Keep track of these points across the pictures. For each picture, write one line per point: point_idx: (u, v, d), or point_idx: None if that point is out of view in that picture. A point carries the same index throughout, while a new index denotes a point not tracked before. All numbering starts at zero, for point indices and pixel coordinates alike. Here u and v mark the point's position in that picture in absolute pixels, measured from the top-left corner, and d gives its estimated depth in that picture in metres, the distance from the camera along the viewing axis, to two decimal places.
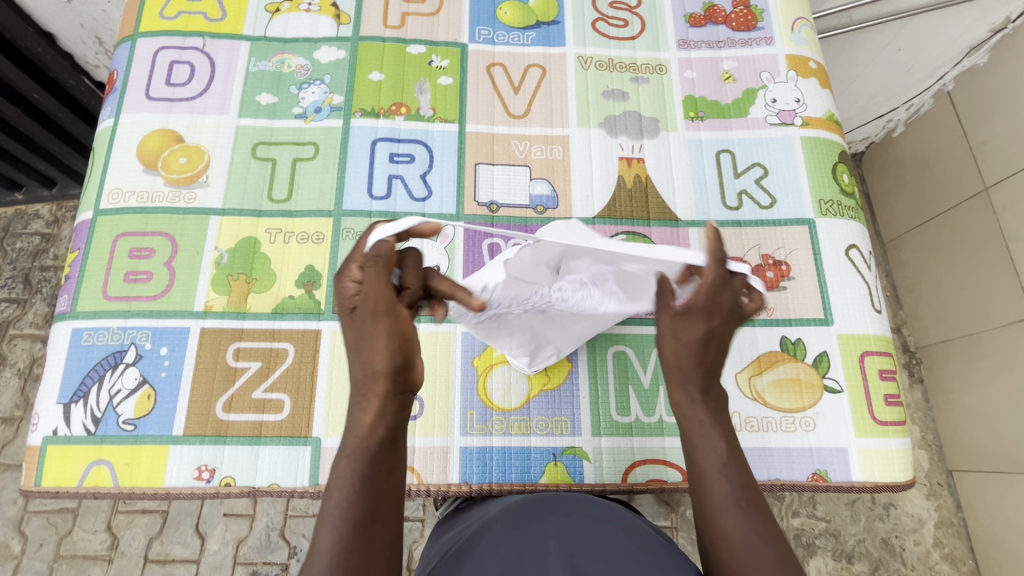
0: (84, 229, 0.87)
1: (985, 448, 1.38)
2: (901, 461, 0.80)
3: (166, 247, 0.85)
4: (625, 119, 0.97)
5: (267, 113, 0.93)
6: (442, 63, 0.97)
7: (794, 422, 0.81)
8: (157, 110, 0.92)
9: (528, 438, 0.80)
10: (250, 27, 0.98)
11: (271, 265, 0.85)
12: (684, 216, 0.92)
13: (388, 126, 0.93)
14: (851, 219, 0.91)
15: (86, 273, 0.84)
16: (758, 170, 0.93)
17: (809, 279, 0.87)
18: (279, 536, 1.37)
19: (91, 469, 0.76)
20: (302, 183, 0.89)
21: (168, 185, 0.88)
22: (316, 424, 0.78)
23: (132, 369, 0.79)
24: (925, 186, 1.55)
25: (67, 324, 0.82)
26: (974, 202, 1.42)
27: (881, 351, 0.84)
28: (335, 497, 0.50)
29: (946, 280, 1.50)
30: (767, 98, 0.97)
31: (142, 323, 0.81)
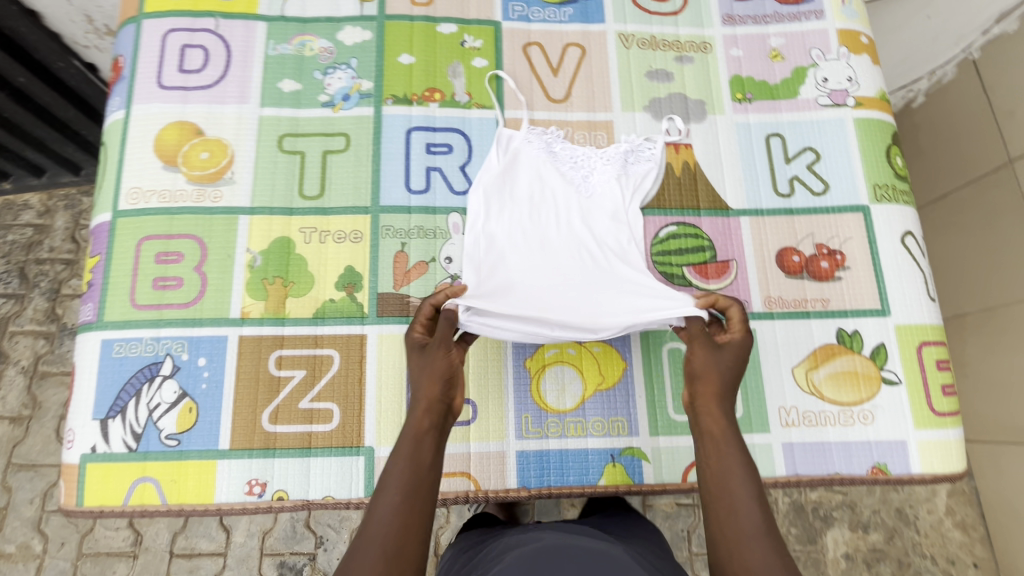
0: (104, 232, 0.81)
1: (996, 420, 1.40)
2: (959, 451, 0.80)
3: (195, 250, 0.80)
4: (671, 102, 0.92)
5: (291, 101, 0.87)
6: (476, 44, 0.91)
7: (853, 415, 0.80)
8: (172, 100, 0.85)
9: (585, 440, 0.78)
10: (266, 6, 0.90)
11: (308, 267, 0.80)
12: (735, 205, 0.88)
13: (422, 114, 0.87)
14: (906, 205, 0.88)
15: (111, 280, 0.79)
16: (810, 154, 0.90)
17: (864, 269, 0.85)
18: (304, 526, 1.36)
19: (136, 487, 0.73)
20: (334, 178, 0.84)
21: (190, 183, 0.82)
22: (368, 433, 0.75)
23: (170, 382, 0.75)
24: (945, 160, 1.52)
25: (96, 334, 0.77)
26: (993, 177, 1.39)
27: (938, 340, 0.83)
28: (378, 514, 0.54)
29: (961, 256, 1.50)
30: (818, 77, 0.93)
31: (176, 332, 0.77)
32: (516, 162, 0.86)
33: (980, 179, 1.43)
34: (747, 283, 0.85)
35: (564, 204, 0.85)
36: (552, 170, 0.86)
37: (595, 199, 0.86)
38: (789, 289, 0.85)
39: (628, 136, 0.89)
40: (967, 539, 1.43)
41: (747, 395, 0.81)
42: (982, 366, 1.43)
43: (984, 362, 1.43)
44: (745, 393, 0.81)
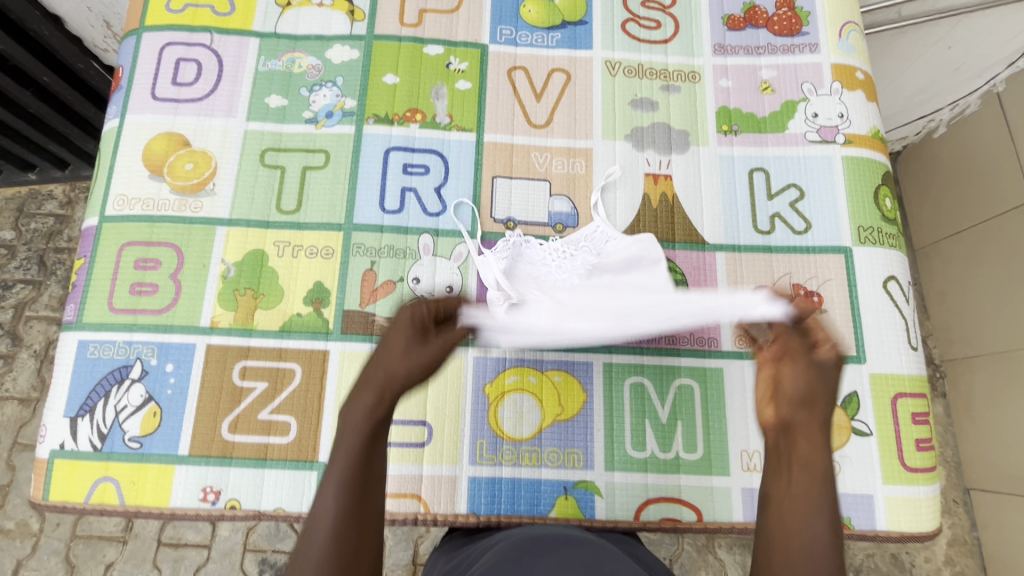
0: (90, 235, 0.84)
1: (1002, 470, 1.33)
2: (930, 510, 0.76)
3: (172, 258, 0.82)
4: (653, 132, 0.91)
5: (276, 116, 0.89)
6: (461, 66, 0.92)
7: None
8: (164, 111, 0.88)
9: (539, 470, 0.78)
10: (259, 22, 0.93)
11: (279, 280, 0.82)
12: (711, 240, 0.87)
13: (402, 134, 0.88)
14: (891, 248, 0.85)
15: (92, 281, 0.82)
16: (794, 191, 0.88)
17: (842, 313, 0.82)
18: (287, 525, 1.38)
19: (97, 485, 0.75)
20: (311, 194, 0.86)
21: (174, 193, 0.85)
22: (322, 449, 0.76)
23: (137, 386, 0.78)
24: (958, 197, 1.47)
25: (74, 335, 0.80)
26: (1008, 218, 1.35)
27: (915, 392, 0.80)
28: (320, 526, 0.51)
29: (965, 296, 1.44)
30: (808, 112, 0.90)
31: (148, 338, 0.79)
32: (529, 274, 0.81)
33: (993, 220, 1.39)
34: (718, 322, 0.83)
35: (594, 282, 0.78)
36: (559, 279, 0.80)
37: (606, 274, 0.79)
38: None
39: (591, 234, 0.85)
40: None
41: (708, 436, 0.79)
42: (988, 409, 1.36)
43: (991, 406, 1.36)
44: (707, 434, 0.79)
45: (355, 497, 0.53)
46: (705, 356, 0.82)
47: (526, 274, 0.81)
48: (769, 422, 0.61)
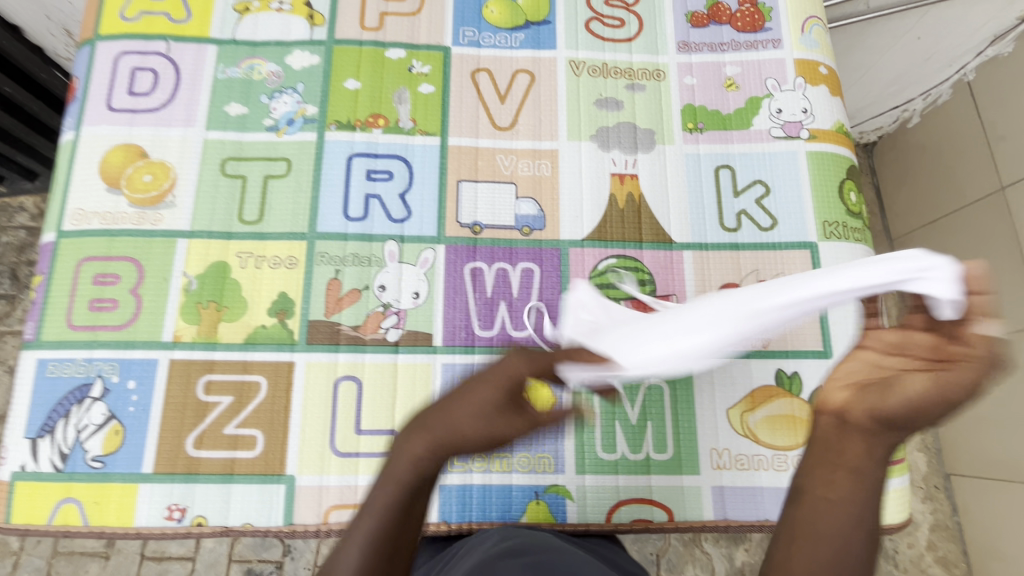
0: (48, 251, 0.83)
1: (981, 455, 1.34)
2: (898, 501, 0.77)
3: (131, 272, 0.81)
4: (619, 131, 0.90)
5: (236, 125, 0.88)
6: (423, 69, 0.91)
7: (787, 460, 0.77)
8: (120, 122, 0.86)
9: (510, 476, 0.77)
10: (217, 29, 0.91)
11: (242, 292, 0.81)
12: (678, 239, 0.86)
13: (365, 140, 0.87)
14: (856, 242, 0.85)
15: (50, 299, 0.80)
16: (759, 188, 0.88)
17: None
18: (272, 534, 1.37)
19: (60, 507, 0.74)
20: (274, 203, 0.84)
21: (132, 206, 0.83)
22: (290, 462, 0.76)
23: (99, 404, 0.76)
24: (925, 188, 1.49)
25: (33, 354, 0.79)
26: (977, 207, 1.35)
27: None
28: (361, 530, 0.49)
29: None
30: (772, 108, 0.90)
31: (109, 354, 0.78)
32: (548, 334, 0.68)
33: (964, 209, 1.39)
34: None
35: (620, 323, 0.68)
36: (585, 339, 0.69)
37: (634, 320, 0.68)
38: None
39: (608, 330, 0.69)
40: None
41: (678, 435, 0.79)
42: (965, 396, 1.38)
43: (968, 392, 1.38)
44: (677, 433, 0.79)
45: (400, 519, 0.49)
46: None
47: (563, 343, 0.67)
48: (831, 407, 0.45)
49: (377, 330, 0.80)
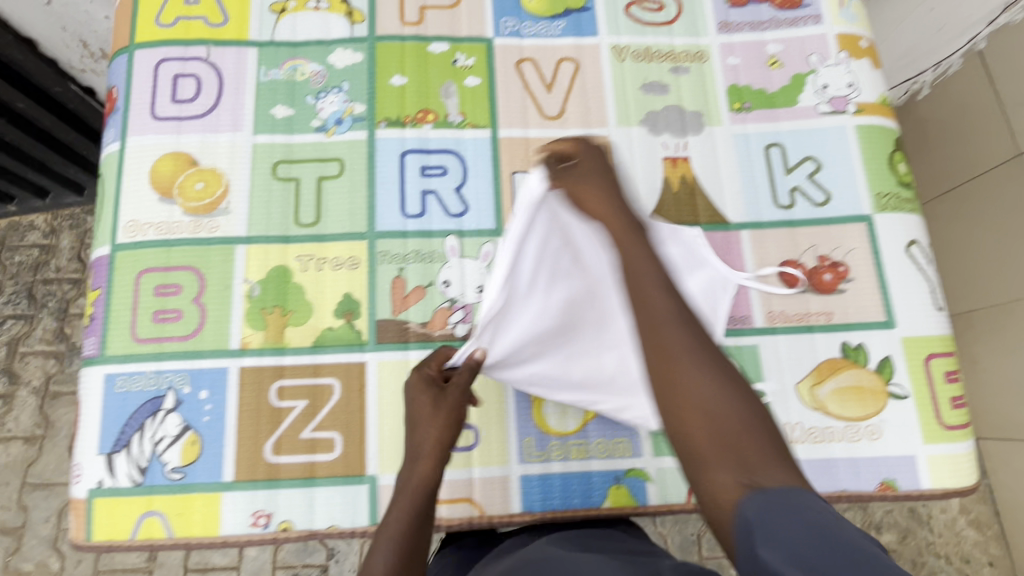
0: (103, 265, 0.82)
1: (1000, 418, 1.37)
2: (969, 465, 0.78)
3: (192, 282, 0.80)
4: (667, 115, 0.90)
5: (284, 127, 0.87)
6: (468, 62, 0.90)
7: (860, 431, 0.79)
8: (166, 130, 0.85)
9: (588, 462, 0.78)
10: (256, 31, 0.90)
11: (306, 296, 0.81)
12: (735, 219, 0.87)
13: (416, 136, 0.87)
14: (909, 212, 0.86)
15: (112, 313, 0.80)
16: (811, 164, 0.88)
17: (868, 281, 0.83)
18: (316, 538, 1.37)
19: (142, 520, 0.73)
20: (330, 204, 0.84)
21: (186, 215, 0.82)
22: (370, 462, 0.76)
23: (173, 416, 0.76)
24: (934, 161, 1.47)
25: (99, 369, 0.78)
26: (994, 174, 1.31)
27: (946, 352, 0.82)
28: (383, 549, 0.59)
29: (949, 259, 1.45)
30: (818, 84, 0.91)
31: (178, 365, 0.77)
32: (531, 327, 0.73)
33: (980, 178, 1.35)
34: (749, 299, 0.84)
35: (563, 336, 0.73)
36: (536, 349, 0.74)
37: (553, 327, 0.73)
38: (791, 304, 0.84)
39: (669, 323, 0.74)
40: (982, 538, 1.38)
41: None
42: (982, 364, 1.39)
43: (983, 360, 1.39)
44: None
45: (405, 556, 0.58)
46: (740, 335, 0.82)
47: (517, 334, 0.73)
48: None
49: (445, 326, 0.80)
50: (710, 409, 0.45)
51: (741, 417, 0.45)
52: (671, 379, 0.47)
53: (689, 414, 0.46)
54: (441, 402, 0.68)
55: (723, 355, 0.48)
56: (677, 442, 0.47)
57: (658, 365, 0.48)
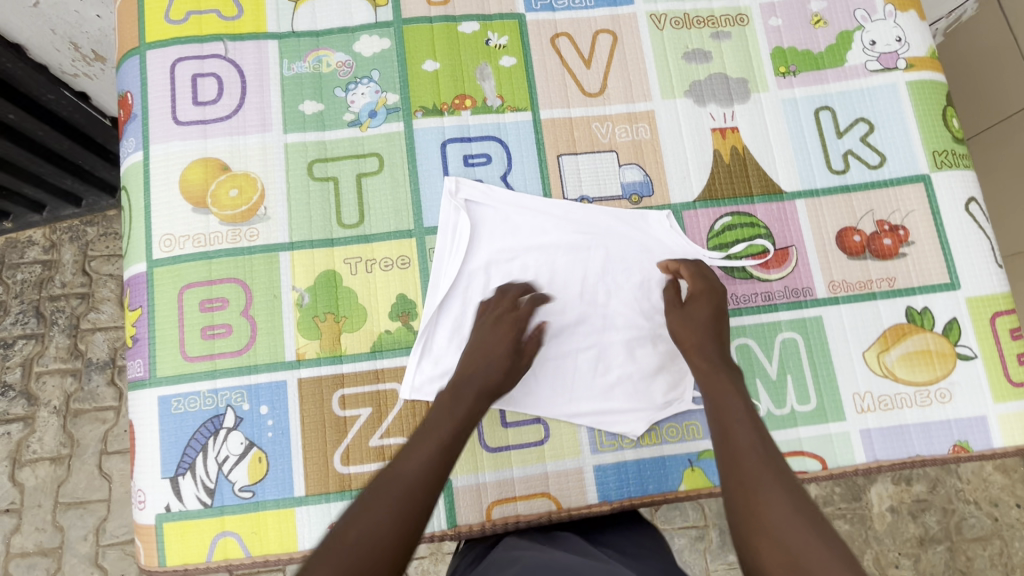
0: (142, 284, 0.78)
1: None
2: None
3: (239, 294, 0.77)
4: (712, 84, 0.87)
5: (316, 123, 0.82)
6: (501, 41, 0.86)
7: (929, 395, 0.78)
8: (192, 136, 0.80)
9: (661, 447, 0.77)
10: (274, 22, 0.84)
11: (358, 300, 0.78)
12: (789, 188, 0.84)
13: (455, 124, 0.83)
14: (966, 169, 0.85)
15: (158, 333, 0.76)
16: (863, 126, 0.85)
17: (929, 242, 0.82)
18: None
19: (216, 542, 0.72)
20: (372, 202, 0.80)
21: (223, 224, 0.78)
22: None
23: (235, 434, 0.73)
24: (962, 104, 1.34)
25: (152, 392, 0.75)
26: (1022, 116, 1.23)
27: (1011, 309, 0.81)
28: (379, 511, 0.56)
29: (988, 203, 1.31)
30: (865, 41, 0.87)
31: (233, 382, 0.75)
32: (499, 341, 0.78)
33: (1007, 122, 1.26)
34: (809, 270, 0.82)
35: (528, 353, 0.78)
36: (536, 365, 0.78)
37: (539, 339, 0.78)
38: (852, 272, 0.82)
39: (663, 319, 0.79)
40: (1009, 481, 1.35)
41: (819, 385, 0.79)
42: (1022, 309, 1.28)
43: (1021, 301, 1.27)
44: (818, 383, 0.79)
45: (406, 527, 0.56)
46: (803, 307, 0.81)
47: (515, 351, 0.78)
48: None
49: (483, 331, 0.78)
50: (789, 544, 0.52)
51: (822, 559, 0.50)
52: (744, 492, 0.57)
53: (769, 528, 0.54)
54: (497, 358, 0.71)
55: (847, 543, 0.52)
56: (746, 555, 0.54)
57: (744, 477, 0.58)
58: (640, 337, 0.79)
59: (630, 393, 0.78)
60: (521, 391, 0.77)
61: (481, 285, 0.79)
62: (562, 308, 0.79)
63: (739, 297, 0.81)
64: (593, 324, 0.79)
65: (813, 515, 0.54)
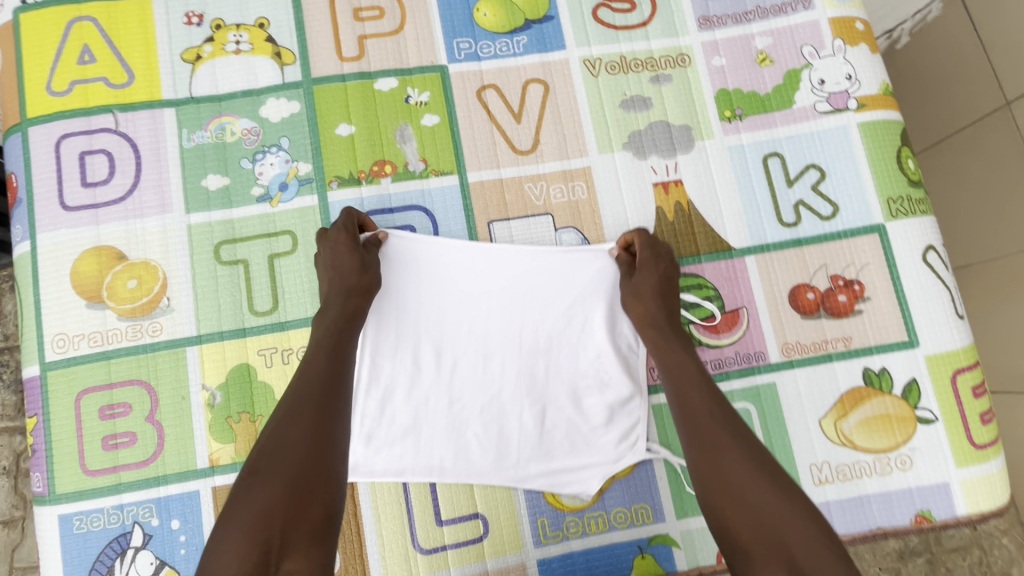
0: (36, 389, 0.71)
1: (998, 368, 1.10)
2: (1003, 482, 0.75)
3: (143, 398, 0.70)
4: (653, 134, 0.81)
5: (221, 200, 0.75)
6: (422, 97, 0.79)
7: (889, 462, 0.74)
8: (83, 222, 0.73)
9: (609, 534, 0.72)
10: (170, 88, 0.77)
11: (275, 396, 0.71)
12: (738, 244, 0.79)
13: (374, 193, 0.76)
14: (923, 215, 0.79)
15: (55, 444, 0.70)
16: (814, 172, 0.80)
17: (886, 297, 0.77)
18: None
19: None
20: (287, 286, 0.74)
21: (122, 319, 0.71)
22: (373, 570, 0.69)
23: (144, 553, 0.67)
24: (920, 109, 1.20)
25: (51, 510, 0.69)
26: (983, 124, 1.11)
27: (972, 365, 0.77)
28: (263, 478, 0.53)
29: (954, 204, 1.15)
30: (813, 80, 0.82)
31: (140, 496, 0.68)
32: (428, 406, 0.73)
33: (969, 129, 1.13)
34: (762, 333, 0.77)
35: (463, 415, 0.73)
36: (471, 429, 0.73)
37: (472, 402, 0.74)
38: (807, 332, 0.77)
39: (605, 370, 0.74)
40: None
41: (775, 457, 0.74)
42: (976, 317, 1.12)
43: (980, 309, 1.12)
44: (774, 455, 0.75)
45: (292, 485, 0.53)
46: (756, 374, 0.76)
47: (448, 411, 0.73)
48: None
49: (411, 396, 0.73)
50: (753, 505, 0.54)
51: (786, 516, 0.53)
52: (703, 458, 0.58)
53: (738, 491, 0.55)
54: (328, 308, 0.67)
55: (800, 488, 0.55)
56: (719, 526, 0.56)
57: (705, 440, 0.59)
58: (584, 397, 0.75)
59: (574, 454, 0.73)
60: (455, 458, 0.72)
61: (410, 344, 0.73)
62: (498, 363, 0.74)
63: None
64: (531, 391, 0.74)
65: (777, 473, 0.56)
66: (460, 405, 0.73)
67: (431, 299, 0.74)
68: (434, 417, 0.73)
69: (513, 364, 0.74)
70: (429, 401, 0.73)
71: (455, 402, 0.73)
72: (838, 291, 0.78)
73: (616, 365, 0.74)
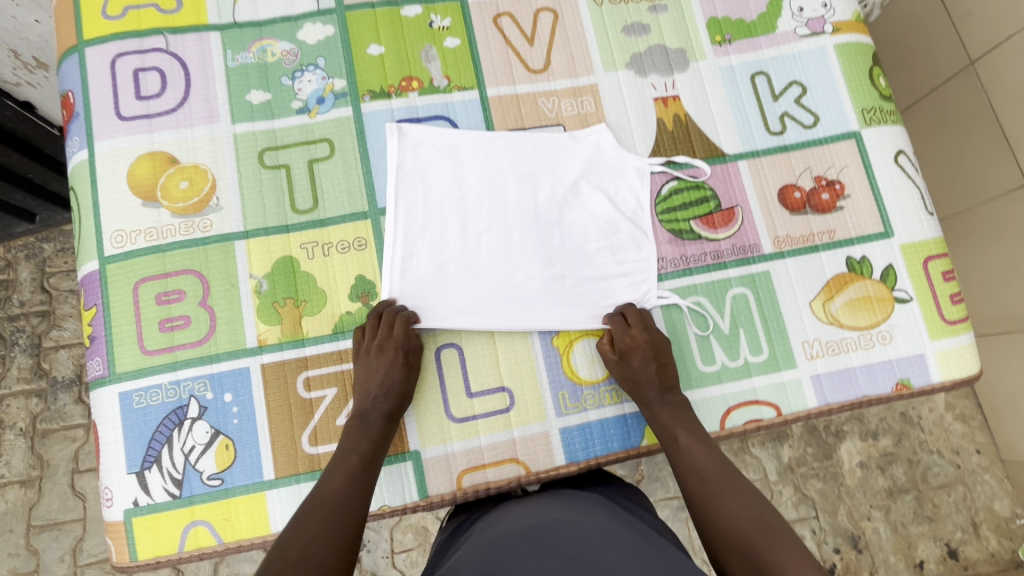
0: (95, 282, 0.77)
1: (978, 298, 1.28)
2: (973, 354, 0.83)
3: (196, 285, 0.77)
4: (652, 55, 0.90)
5: (264, 112, 0.82)
6: (444, 23, 0.87)
7: (872, 337, 0.82)
8: (137, 130, 0.80)
9: (622, 406, 0.80)
10: (214, 14, 0.84)
11: (317, 283, 0.78)
12: (731, 150, 0.88)
13: (403, 105, 0.84)
14: (893, 124, 0.89)
15: (115, 329, 0.76)
16: (797, 88, 0.89)
17: (863, 194, 0.86)
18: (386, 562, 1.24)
19: (188, 532, 0.72)
20: (326, 187, 0.81)
21: (175, 216, 0.78)
22: (411, 439, 0.76)
23: (200, 423, 0.74)
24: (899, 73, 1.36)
25: (111, 389, 0.74)
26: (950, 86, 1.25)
27: (942, 254, 0.86)
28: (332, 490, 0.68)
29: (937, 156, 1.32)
30: (793, 8, 0.92)
31: (195, 373, 0.75)
32: (448, 267, 0.80)
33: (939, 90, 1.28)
34: (754, 227, 0.85)
35: (480, 274, 0.81)
36: (488, 286, 0.80)
37: (487, 259, 0.81)
38: (795, 227, 0.85)
39: (603, 231, 0.84)
40: (969, 429, 1.38)
41: (770, 336, 0.83)
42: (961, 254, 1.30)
43: (964, 247, 1.29)
44: (769, 335, 0.83)
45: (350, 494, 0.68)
46: (750, 263, 0.84)
47: (467, 271, 0.81)
48: None
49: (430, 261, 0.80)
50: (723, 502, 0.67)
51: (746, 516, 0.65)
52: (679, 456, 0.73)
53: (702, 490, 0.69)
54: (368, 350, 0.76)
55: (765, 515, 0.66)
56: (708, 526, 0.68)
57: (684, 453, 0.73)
58: (591, 262, 0.83)
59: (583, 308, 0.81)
60: (479, 317, 0.79)
61: (436, 216, 0.82)
62: (518, 236, 0.82)
63: (689, 257, 0.84)
64: (544, 255, 0.82)
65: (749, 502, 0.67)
66: (485, 274, 0.81)
67: (447, 173, 0.83)
68: (462, 284, 0.80)
69: (532, 236, 0.82)
70: (456, 272, 0.80)
71: (471, 264, 0.81)
72: (822, 190, 0.87)
73: (617, 233, 0.84)
